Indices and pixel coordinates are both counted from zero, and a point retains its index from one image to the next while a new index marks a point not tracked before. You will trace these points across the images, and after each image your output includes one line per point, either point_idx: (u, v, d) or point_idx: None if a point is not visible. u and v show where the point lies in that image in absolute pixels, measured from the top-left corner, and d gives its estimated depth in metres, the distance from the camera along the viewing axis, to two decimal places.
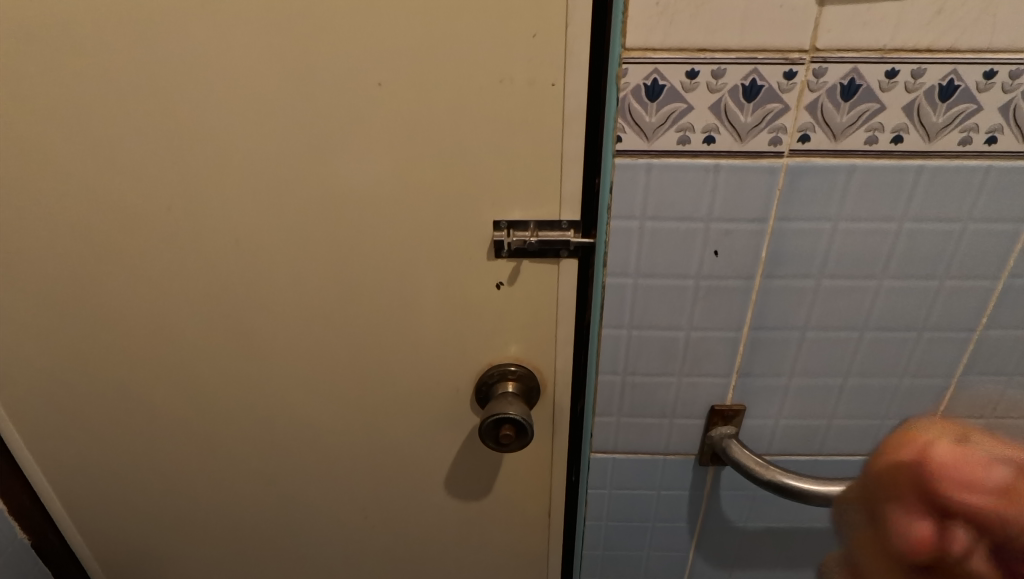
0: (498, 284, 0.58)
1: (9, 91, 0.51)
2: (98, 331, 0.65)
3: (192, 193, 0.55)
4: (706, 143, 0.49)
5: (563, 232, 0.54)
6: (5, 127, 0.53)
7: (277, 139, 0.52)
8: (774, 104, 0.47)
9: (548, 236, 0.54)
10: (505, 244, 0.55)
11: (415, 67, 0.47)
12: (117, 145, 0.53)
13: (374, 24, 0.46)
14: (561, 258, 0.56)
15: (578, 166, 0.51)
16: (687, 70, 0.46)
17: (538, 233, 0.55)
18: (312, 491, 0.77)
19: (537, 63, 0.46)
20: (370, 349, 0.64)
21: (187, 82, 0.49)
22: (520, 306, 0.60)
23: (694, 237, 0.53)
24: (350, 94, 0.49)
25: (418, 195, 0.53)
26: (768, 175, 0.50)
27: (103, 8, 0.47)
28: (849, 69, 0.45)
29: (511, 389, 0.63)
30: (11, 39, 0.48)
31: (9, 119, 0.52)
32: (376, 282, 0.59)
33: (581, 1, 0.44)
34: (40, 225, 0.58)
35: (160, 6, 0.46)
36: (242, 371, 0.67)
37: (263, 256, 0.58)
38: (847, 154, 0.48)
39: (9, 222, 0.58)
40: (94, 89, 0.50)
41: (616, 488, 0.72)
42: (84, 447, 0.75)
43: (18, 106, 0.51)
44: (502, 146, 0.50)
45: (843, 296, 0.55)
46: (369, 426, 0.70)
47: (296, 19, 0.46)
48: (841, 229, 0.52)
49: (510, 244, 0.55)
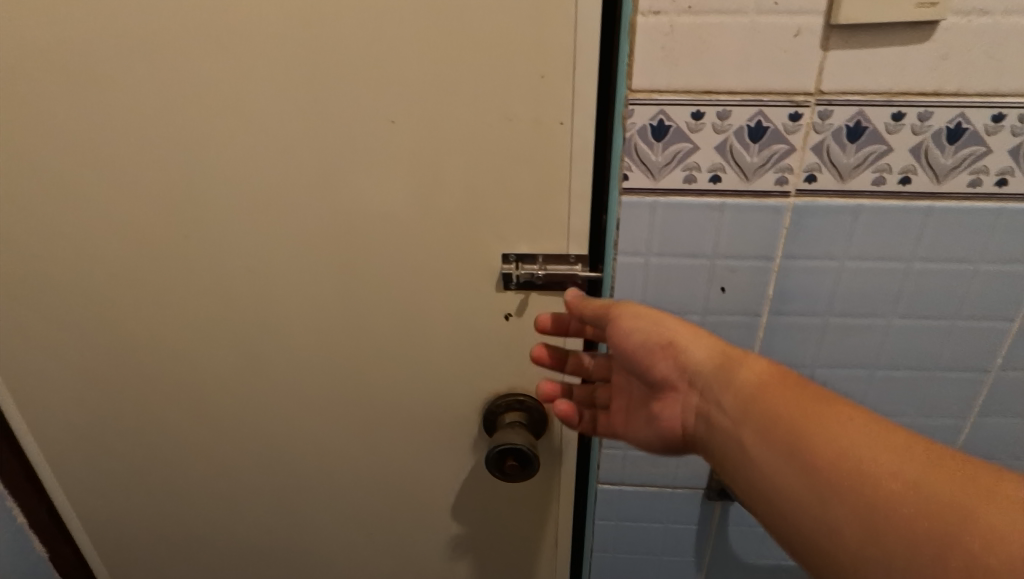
0: (506, 315, 0.59)
1: (38, 122, 0.53)
2: (113, 353, 0.66)
3: (207, 222, 0.56)
4: (711, 182, 0.49)
5: (570, 266, 0.54)
6: (33, 155, 0.54)
7: (291, 172, 0.53)
8: (780, 144, 0.47)
9: (556, 271, 0.54)
10: (512, 277, 0.55)
11: (426, 105, 0.48)
12: (136, 174, 0.55)
13: (387, 64, 0.47)
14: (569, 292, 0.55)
15: (582, 201, 0.51)
16: (693, 112, 0.46)
17: (546, 267, 0.54)
18: (319, 515, 0.77)
19: (544, 103, 0.47)
20: (378, 377, 0.64)
21: (207, 116, 0.51)
22: (527, 338, 0.60)
23: (700, 274, 0.53)
24: (363, 130, 0.50)
25: (427, 227, 0.54)
26: (774, 215, 0.50)
27: (128, 45, 0.48)
28: (855, 111, 0.45)
29: (518, 419, 0.63)
30: (40, 74, 0.50)
31: (36, 148, 0.54)
32: (385, 311, 0.60)
33: (586, 44, 0.44)
34: (60, 250, 0.60)
35: (183, 44, 0.48)
36: (252, 396, 0.68)
37: (274, 284, 0.59)
38: (855, 194, 0.48)
39: (30, 247, 0.60)
40: (117, 121, 0.52)
41: (623, 521, 0.71)
42: (96, 466, 0.76)
43: (45, 135, 0.53)
44: (508, 181, 0.51)
45: (852, 334, 0.55)
46: (377, 452, 0.70)
47: (312, 58, 0.48)
48: (848, 267, 0.52)
49: (518, 278, 0.55)
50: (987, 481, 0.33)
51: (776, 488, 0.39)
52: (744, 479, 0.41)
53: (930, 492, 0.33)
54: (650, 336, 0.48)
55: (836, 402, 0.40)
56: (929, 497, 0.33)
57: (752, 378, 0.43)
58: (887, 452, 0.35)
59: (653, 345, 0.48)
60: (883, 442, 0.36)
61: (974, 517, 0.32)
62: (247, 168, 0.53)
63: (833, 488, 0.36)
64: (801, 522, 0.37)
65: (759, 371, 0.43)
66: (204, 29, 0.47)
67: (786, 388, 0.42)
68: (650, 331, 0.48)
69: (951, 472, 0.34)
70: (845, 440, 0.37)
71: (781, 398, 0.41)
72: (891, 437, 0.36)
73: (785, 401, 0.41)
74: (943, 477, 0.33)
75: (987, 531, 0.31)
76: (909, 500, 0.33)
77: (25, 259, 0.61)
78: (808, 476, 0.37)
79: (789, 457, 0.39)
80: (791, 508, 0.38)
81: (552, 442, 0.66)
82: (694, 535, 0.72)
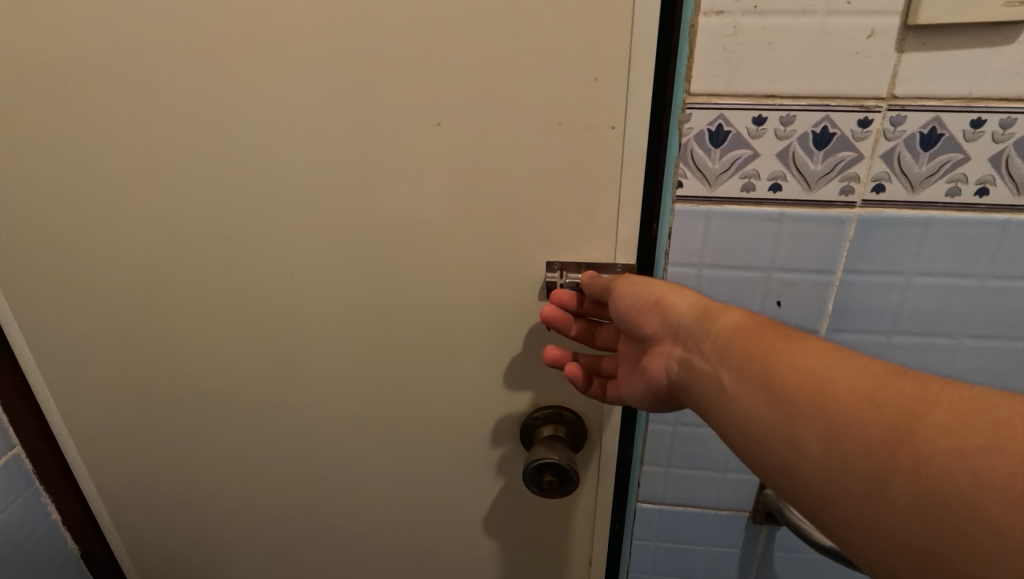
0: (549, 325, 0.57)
1: (86, 119, 0.53)
2: (150, 352, 0.66)
3: (248, 223, 0.56)
4: (771, 191, 0.47)
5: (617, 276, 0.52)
6: (80, 152, 0.55)
7: (333, 173, 0.52)
8: (846, 152, 0.45)
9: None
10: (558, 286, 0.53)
11: (473, 108, 0.47)
12: (180, 173, 0.54)
13: (436, 65, 0.46)
14: None
15: (634, 210, 0.49)
16: (754, 117, 0.44)
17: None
18: (348, 522, 0.76)
19: (596, 106, 0.45)
20: (414, 385, 0.63)
21: (251, 116, 0.50)
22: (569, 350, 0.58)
23: (755, 287, 0.51)
24: (408, 132, 0.49)
25: (470, 233, 0.53)
26: (836, 227, 0.47)
27: (177, 43, 0.48)
28: (930, 117, 0.43)
29: (556, 433, 0.60)
30: (91, 71, 0.50)
31: (84, 145, 0.54)
32: (424, 317, 0.58)
33: (643, 45, 0.42)
34: (103, 248, 0.60)
35: (230, 43, 0.47)
36: (286, 399, 0.67)
37: (312, 288, 0.58)
38: (926, 206, 0.46)
39: (75, 243, 0.60)
40: (163, 119, 0.52)
41: (661, 542, 0.68)
42: (129, 465, 0.76)
43: (93, 133, 0.53)
44: (556, 187, 0.49)
45: (916, 353, 0.52)
46: (410, 461, 0.69)
47: (360, 58, 0.47)
48: (916, 283, 0.49)
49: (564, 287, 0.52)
50: (964, 392, 0.30)
51: (755, 426, 0.36)
52: (722, 423, 0.38)
53: (907, 413, 0.30)
54: (638, 297, 0.46)
55: (809, 337, 0.37)
56: (903, 415, 0.30)
57: (727, 325, 0.40)
58: (859, 376, 0.32)
59: (642, 304, 0.46)
60: (853, 367, 0.33)
61: (965, 424, 0.28)
62: (289, 171, 0.52)
63: (804, 414, 0.33)
64: (781, 456, 0.34)
65: (736, 317, 0.41)
66: (250, 29, 0.47)
67: (761, 325, 0.39)
68: (643, 289, 0.46)
69: (931, 389, 0.30)
70: (813, 367, 0.34)
71: (753, 335, 0.38)
72: (856, 363, 0.33)
73: (758, 337, 0.38)
74: (921, 394, 0.30)
75: (975, 436, 0.28)
76: (871, 419, 0.31)
77: (69, 256, 0.61)
78: (784, 409, 0.34)
79: (763, 392, 0.36)
80: (773, 447, 0.35)
81: (590, 458, 0.64)
82: (737, 559, 0.68)
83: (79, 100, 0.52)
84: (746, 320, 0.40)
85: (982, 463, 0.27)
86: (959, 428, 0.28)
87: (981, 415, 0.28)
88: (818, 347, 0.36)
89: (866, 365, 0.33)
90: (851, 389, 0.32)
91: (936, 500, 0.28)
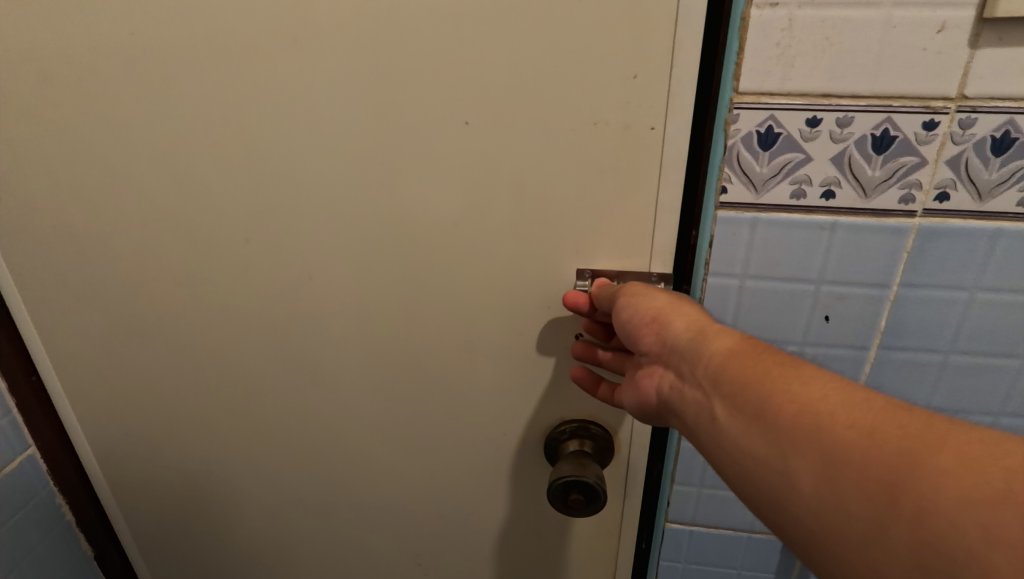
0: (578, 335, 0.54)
1: (105, 115, 0.51)
2: (166, 354, 0.65)
3: (267, 224, 0.54)
4: (823, 198, 0.43)
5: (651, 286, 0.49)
6: (98, 150, 0.53)
7: (356, 174, 0.50)
8: (909, 156, 0.41)
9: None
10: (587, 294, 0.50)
11: (503, 105, 0.44)
12: (198, 172, 0.52)
13: (466, 61, 0.43)
14: None
15: (673, 217, 0.46)
16: (808, 118, 0.41)
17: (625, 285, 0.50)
18: (365, 530, 0.74)
19: (635, 107, 0.42)
20: (435, 394, 0.61)
21: (271, 113, 0.48)
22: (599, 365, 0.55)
23: (802, 300, 0.47)
24: (434, 132, 0.47)
25: (498, 239, 0.50)
26: (894, 237, 0.44)
27: (197, 37, 0.46)
28: (1003, 120, 0.39)
29: (583, 448, 0.58)
30: (109, 65, 0.49)
31: (102, 142, 0.53)
32: (447, 325, 0.56)
33: (689, 41, 0.40)
34: (121, 247, 0.58)
35: (252, 36, 0.45)
36: (303, 405, 0.65)
37: (332, 292, 0.56)
38: (994, 216, 0.42)
39: (92, 243, 0.59)
40: (182, 116, 0.50)
41: (690, 563, 0.65)
42: (144, 467, 0.75)
43: (111, 129, 0.52)
44: (590, 192, 0.46)
45: (976, 374, 0.48)
46: (429, 471, 0.67)
47: (386, 53, 0.44)
48: (979, 299, 0.45)
49: None
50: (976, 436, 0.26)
51: (748, 458, 0.32)
52: (715, 453, 0.35)
53: (908, 456, 0.26)
54: (636, 314, 0.43)
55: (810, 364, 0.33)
56: (904, 456, 0.26)
57: (721, 347, 0.37)
58: (858, 410, 0.29)
59: (639, 321, 0.43)
60: (853, 400, 0.30)
61: (973, 472, 0.24)
62: (311, 170, 0.50)
63: (798, 448, 0.30)
64: (775, 490, 0.31)
65: (732, 340, 0.37)
66: (271, 22, 0.44)
67: (759, 349, 0.36)
68: (641, 305, 0.43)
69: (939, 429, 0.27)
70: (811, 398, 0.31)
71: (747, 359, 0.35)
72: (858, 396, 0.30)
73: (754, 361, 0.35)
74: (926, 434, 0.27)
75: (986, 486, 0.24)
76: (873, 459, 0.27)
77: (86, 255, 0.59)
78: (775, 440, 0.31)
79: (755, 422, 0.32)
80: (764, 481, 0.31)
81: (618, 476, 0.61)
82: None
83: (97, 96, 0.50)
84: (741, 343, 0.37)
85: (993, 517, 0.23)
86: (967, 475, 0.24)
87: (996, 462, 0.24)
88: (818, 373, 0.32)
89: (869, 400, 0.30)
90: (848, 425, 0.29)
91: (938, 558, 0.24)
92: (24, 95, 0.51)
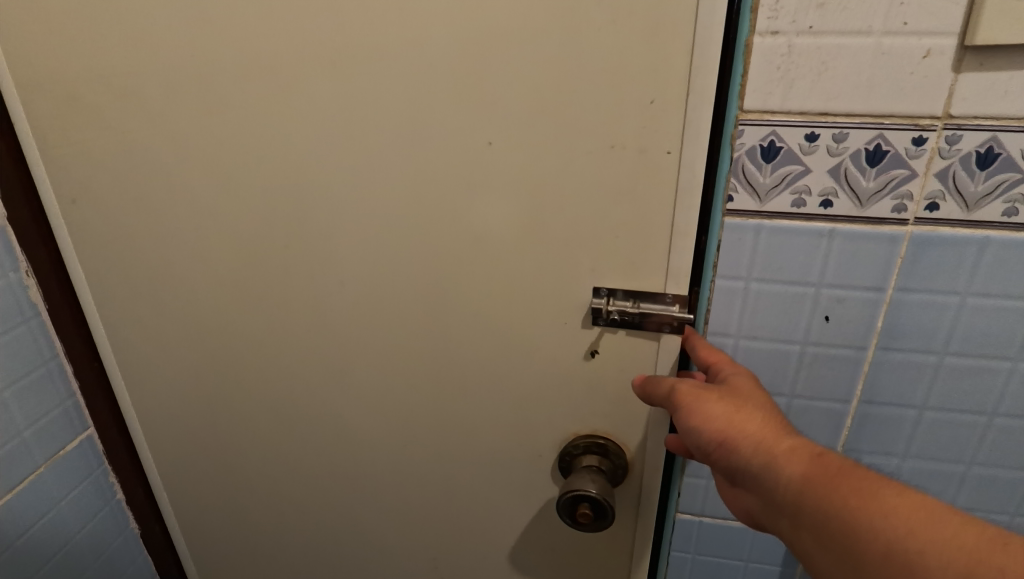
0: (590, 351, 0.58)
1: (171, 132, 0.58)
2: (211, 350, 0.70)
3: (308, 233, 0.59)
4: (821, 207, 0.47)
5: (666, 306, 0.53)
6: (164, 163, 0.60)
7: (390, 187, 0.55)
8: (900, 169, 0.45)
9: (650, 309, 0.54)
10: (603, 312, 0.54)
11: (528, 118, 0.49)
12: (249, 184, 0.58)
13: (492, 86, 0.48)
14: (662, 333, 0.55)
15: (686, 238, 0.50)
16: (806, 134, 0.45)
17: (640, 304, 0.54)
18: (386, 522, 0.78)
19: (652, 131, 0.47)
20: (456, 394, 0.65)
21: (317, 131, 0.54)
22: (614, 371, 0.59)
23: (803, 302, 0.51)
24: (461, 150, 0.52)
25: (519, 249, 0.55)
26: (889, 245, 0.47)
27: (254, 64, 0.52)
28: (987, 137, 0.43)
29: (595, 463, 0.62)
30: (177, 89, 0.55)
31: (167, 155, 0.59)
32: (469, 329, 0.60)
33: (704, 68, 0.44)
34: (177, 250, 0.64)
35: (301, 66, 0.51)
36: (333, 402, 0.70)
37: (364, 295, 0.61)
38: (981, 226, 0.46)
39: (153, 246, 0.65)
40: (237, 134, 0.56)
41: (700, 553, 0.68)
42: (187, 455, 0.80)
43: (176, 144, 0.58)
44: (607, 206, 0.51)
45: (970, 376, 0.51)
46: (448, 468, 0.71)
47: (422, 80, 0.50)
48: (970, 304, 0.48)
49: (609, 313, 0.54)
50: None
51: None
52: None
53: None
54: (703, 439, 0.45)
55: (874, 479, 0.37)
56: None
57: (793, 475, 0.40)
58: (946, 544, 0.32)
59: (705, 444, 0.44)
60: (928, 522, 0.34)
61: None
62: (352, 177, 0.55)
63: None
64: None
65: (800, 463, 0.40)
66: (320, 52, 0.50)
67: (830, 470, 0.39)
68: (704, 427, 0.45)
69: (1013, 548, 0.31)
70: (891, 530, 0.34)
71: (820, 486, 0.38)
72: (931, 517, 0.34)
73: (828, 489, 0.38)
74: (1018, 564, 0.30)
75: None
76: None
77: (147, 256, 0.66)
78: None
79: (847, 561, 0.36)
80: None
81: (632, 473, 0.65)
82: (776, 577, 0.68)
83: (167, 115, 0.57)
84: (810, 461, 0.40)
85: None
86: None
87: None
88: (886, 491, 0.36)
89: (944, 532, 0.33)
90: (943, 565, 0.32)
91: None
92: (102, 106, 0.58)
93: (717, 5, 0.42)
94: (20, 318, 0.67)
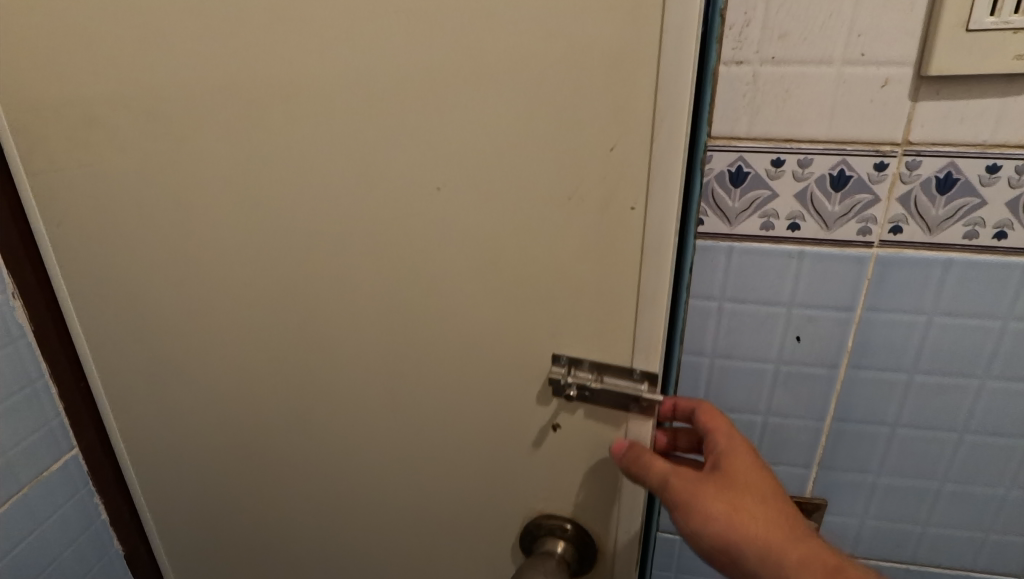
0: (552, 425, 0.53)
1: (118, 153, 0.54)
2: (174, 379, 0.68)
3: (257, 261, 0.55)
4: (790, 229, 0.49)
5: (634, 382, 0.49)
6: (115, 186, 0.57)
7: (335, 217, 0.50)
8: (864, 194, 0.46)
9: (616, 384, 0.49)
10: (563, 384, 0.50)
11: (482, 161, 0.45)
12: (195, 208, 0.55)
13: (438, 122, 0.44)
14: (631, 413, 0.50)
15: (654, 305, 0.46)
16: (772, 159, 0.46)
17: (604, 378, 0.49)
18: (348, 567, 0.73)
19: (615, 186, 0.42)
20: (413, 438, 0.59)
21: (260, 157, 0.50)
22: (579, 444, 0.54)
23: (775, 322, 0.52)
24: (409, 181, 0.47)
25: (472, 294, 0.50)
26: (856, 265, 0.49)
27: (193, 81, 0.48)
28: (945, 162, 0.44)
29: (560, 549, 0.58)
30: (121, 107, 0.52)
31: (117, 178, 0.56)
32: (422, 373, 0.55)
33: (672, 119, 0.39)
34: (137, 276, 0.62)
35: (242, 82, 0.47)
36: (290, 439, 0.65)
37: (315, 330, 0.57)
38: (944, 247, 0.47)
39: (115, 270, 0.63)
40: (182, 156, 0.52)
41: (681, 572, 0.68)
42: (162, 478, 0.79)
43: (123, 165, 0.55)
44: (569, 261, 0.46)
45: (939, 394, 0.52)
46: (406, 518, 0.65)
47: (366, 101, 0.45)
48: (936, 323, 0.49)
49: (569, 386, 0.50)
50: None
51: None
52: None
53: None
54: (705, 541, 0.45)
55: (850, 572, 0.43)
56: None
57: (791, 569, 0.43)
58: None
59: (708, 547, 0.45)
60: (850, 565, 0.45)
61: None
62: (298, 206, 0.51)
63: None
64: None
65: (796, 557, 0.43)
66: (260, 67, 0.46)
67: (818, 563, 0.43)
68: (708, 533, 0.45)
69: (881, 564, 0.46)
70: None
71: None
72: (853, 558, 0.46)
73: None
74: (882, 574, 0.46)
75: None
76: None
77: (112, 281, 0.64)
78: None
79: None
80: None
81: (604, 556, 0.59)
82: None
83: (114, 137, 0.54)
84: (804, 552, 0.43)
85: None
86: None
87: None
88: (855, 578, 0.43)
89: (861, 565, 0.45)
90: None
91: None
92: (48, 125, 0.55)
93: (682, 50, 0.38)
94: (9, 338, 0.68)
